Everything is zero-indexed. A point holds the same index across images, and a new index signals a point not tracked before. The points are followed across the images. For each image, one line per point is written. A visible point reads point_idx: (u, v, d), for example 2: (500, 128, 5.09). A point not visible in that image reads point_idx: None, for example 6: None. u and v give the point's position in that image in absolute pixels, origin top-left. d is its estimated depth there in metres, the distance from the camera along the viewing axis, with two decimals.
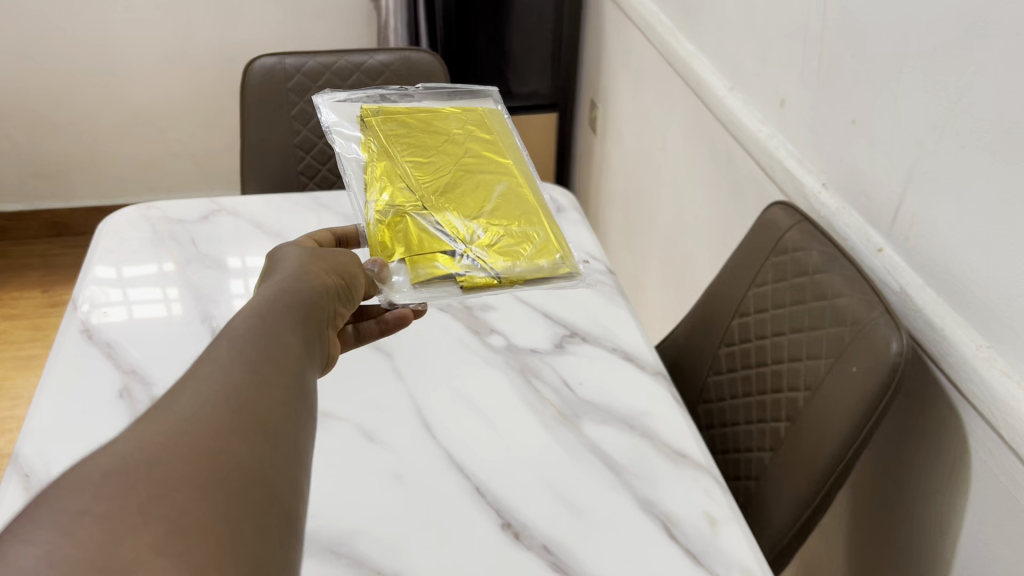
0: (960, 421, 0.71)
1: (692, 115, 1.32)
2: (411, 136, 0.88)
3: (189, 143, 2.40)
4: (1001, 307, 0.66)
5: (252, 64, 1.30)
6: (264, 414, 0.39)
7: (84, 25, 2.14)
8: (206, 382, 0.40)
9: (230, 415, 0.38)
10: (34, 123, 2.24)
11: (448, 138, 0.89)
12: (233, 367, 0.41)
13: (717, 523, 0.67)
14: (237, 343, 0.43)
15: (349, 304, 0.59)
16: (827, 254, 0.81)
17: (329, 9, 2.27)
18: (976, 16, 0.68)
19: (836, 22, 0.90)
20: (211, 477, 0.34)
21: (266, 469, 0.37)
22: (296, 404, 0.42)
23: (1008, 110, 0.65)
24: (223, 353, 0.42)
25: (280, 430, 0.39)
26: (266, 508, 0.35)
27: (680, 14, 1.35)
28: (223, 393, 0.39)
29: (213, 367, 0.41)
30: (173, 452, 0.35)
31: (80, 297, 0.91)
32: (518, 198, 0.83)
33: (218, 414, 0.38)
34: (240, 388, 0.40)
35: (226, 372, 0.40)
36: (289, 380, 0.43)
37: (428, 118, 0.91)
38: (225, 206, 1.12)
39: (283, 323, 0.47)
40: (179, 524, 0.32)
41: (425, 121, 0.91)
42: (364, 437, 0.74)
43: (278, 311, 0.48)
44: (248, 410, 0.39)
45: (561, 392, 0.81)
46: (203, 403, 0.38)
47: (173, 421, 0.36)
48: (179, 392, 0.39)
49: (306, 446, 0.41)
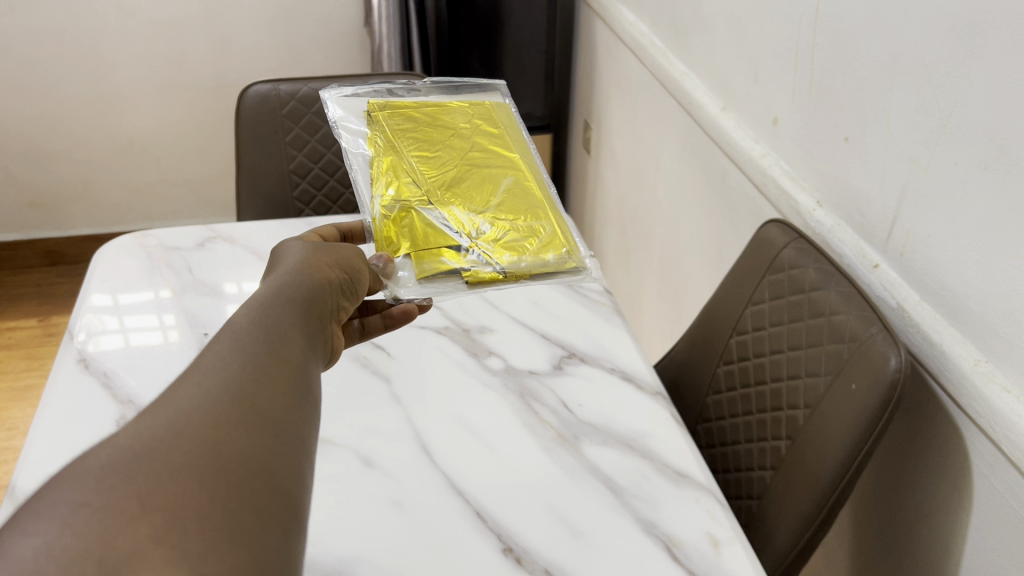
0: (961, 437, 0.71)
1: (686, 135, 1.33)
2: (417, 130, 0.88)
3: (184, 171, 2.41)
4: (998, 321, 0.67)
5: (247, 91, 1.31)
6: (267, 404, 0.39)
7: (79, 53, 2.15)
8: (209, 373, 0.39)
9: (233, 404, 0.38)
10: (30, 152, 2.25)
11: (454, 130, 0.89)
12: (237, 359, 0.41)
13: (720, 544, 0.66)
14: (240, 338, 0.43)
15: (353, 295, 0.58)
16: (823, 270, 0.81)
17: (322, 33, 2.28)
18: (964, 34, 0.69)
19: (826, 43, 0.91)
20: (212, 466, 0.34)
21: (268, 459, 0.37)
22: (301, 398, 0.42)
23: (999, 125, 0.65)
24: (226, 345, 0.42)
25: (284, 422, 0.39)
26: (269, 498, 0.35)
27: (671, 34, 1.37)
28: (227, 385, 0.39)
29: (217, 359, 0.41)
30: (174, 441, 0.34)
31: (76, 325, 0.91)
32: (524, 190, 0.84)
33: (221, 403, 0.37)
34: (242, 378, 0.40)
35: (229, 365, 0.40)
36: (295, 374, 0.42)
37: (436, 111, 0.92)
38: (222, 233, 1.12)
39: (287, 318, 0.47)
40: (179, 513, 0.32)
41: (432, 115, 0.91)
42: (363, 463, 0.73)
43: (283, 305, 0.48)
44: (252, 400, 0.39)
45: (560, 414, 0.81)
46: (206, 394, 0.38)
47: (175, 411, 0.36)
48: (182, 384, 0.39)
49: (310, 438, 0.41)
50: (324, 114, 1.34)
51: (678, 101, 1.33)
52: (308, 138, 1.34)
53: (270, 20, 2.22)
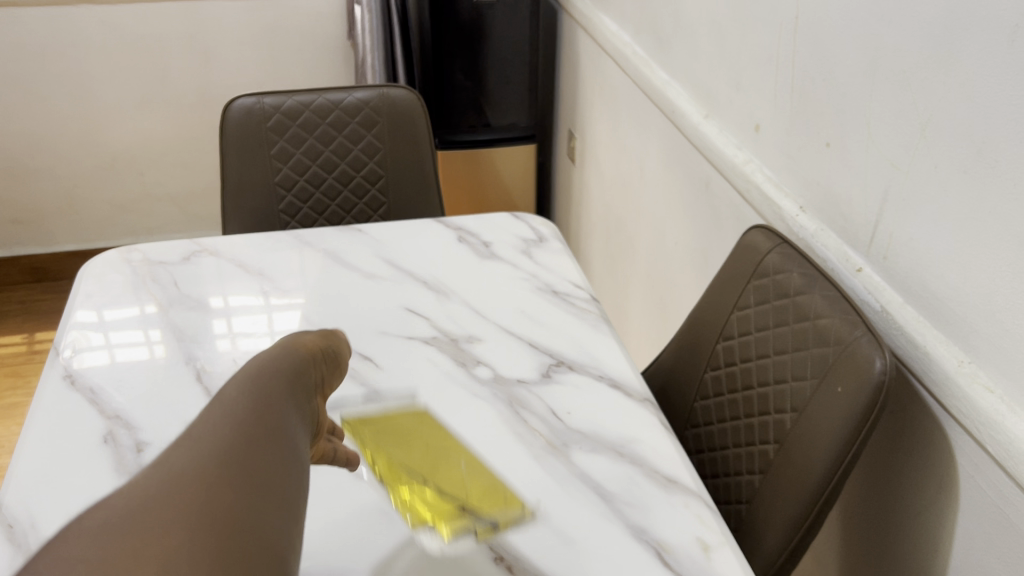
0: (947, 437, 0.71)
1: (669, 143, 1.34)
2: (393, 438, 0.76)
3: (169, 186, 2.40)
4: (980, 322, 0.67)
5: (231, 105, 1.30)
6: (256, 465, 0.39)
7: (62, 69, 2.15)
8: (201, 437, 0.40)
9: (225, 465, 0.38)
10: (14, 171, 2.23)
11: (427, 451, 0.75)
12: (228, 422, 0.41)
13: (710, 548, 0.67)
14: (232, 402, 0.43)
15: (342, 372, 0.58)
16: (808, 275, 0.82)
17: (305, 48, 2.29)
18: (942, 38, 0.70)
19: (805, 51, 0.92)
20: (203, 520, 0.34)
21: (257, 516, 0.37)
22: (288, 463, 0.42)
23: (978, 128, 0.66)
24: (217, 411, 0.42)
25: (272, 481, 0.39)
26: (258, 554, 0.35)
27: (653, 44, 1.38)
28: (218, 448, 0.39)
29: (208, 423, 0.41)
30: (166, 501, 0.35)
31: (61, 342, 0.91)
32: (484, 491, 0.71)
33: (212, 464, 0.38)
34: (233, 441, 0.40)
35: (220, 428, 0.41)
36: (283, 442, 0.43)
37: (403, 432, 0.77)
38: (209, 247, 1.12)
39: (275, 385, 0.47)
40: (174, 563, 0.32)
41: (399, 435, 0.77)
42: (353, 474, 0.73)
43: (273, 373, 0.48)
44: (243, 464, 0.39)
45: (550, 422, 0.81)
46: (197, 455, 0.38)
47: (167, 474, 0.36)
48: (175, 447, 0.39)
49: (297, 502, 0.41)
50: (309, 126, 1.34)
51: (661, 109, 1.34)
52: (293, 150, 1.34)
53: (253, 34, 2.23)
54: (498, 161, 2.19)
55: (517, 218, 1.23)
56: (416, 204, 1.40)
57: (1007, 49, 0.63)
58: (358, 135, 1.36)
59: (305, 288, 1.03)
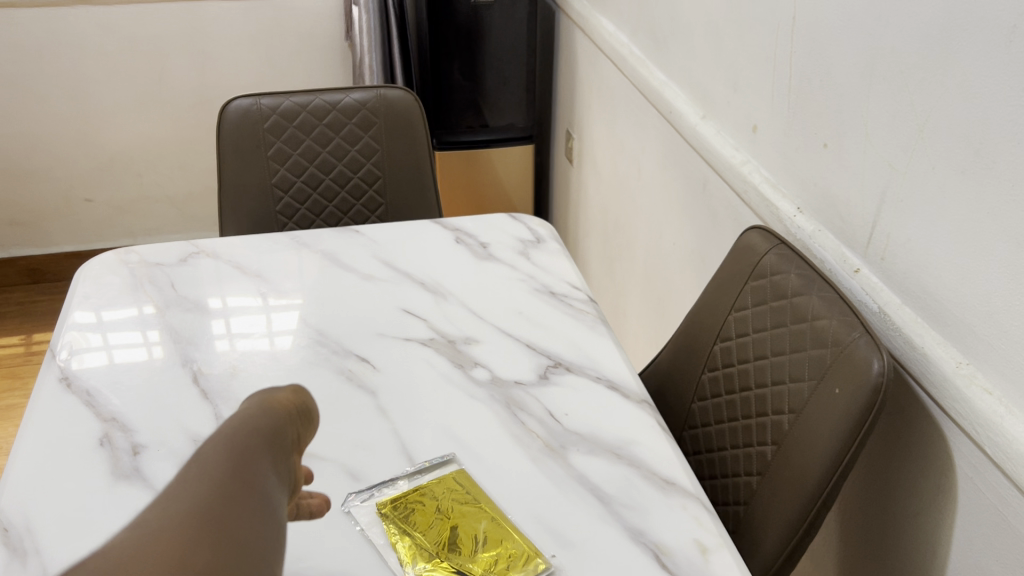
0: (944, 438, 0.71)
1: (667, 144, 1.33)
2: (423, 519, 0.69)
3: (168, 187, 2.39)
4: (978, 323, 0.67)
5: (228, 106, 1.30)
6: (215, 546, 0.37)
7: (60, 70, 2.15)
8: (158, 518, 0.37)
9: (178, 549, 0.35)
10: (11, 171, 2.23)
11: (444, 520, 0.69)
12: (191, 500, 0.39)
13: (708, 550, 0.67)
14: (196, 476, 0.40)
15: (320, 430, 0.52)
16: (806, 276, 0.82)
17: (303, 48, 2.29)
18: (939, 39, 0.69)
19: (802, 52, 0.92)
20: None
21: None
22: (255, 537, 0.39)
23: (976, 128, 0.66)
24: (180, 486, 0.40)
25: (235, 567, 0.37)
26: None
27: (650, 44, 1.38)
28: (174, 529, 0.36)
29: (167, 503, 0.38)
30: None
31: (58, 344, 0.90)
32: (507, 557, 0.65)
33: (164, 548, 0.35)
34: (191, 521, 0.37)
35: (180, 507, 0.38)
36: (253, 515, 0.40)
37: (417, 503, 0.70)
38: (206, 248, 1.12)
39: (249, 450, 0.44)
40: None
41: (413, 508, 0.70)
42: (349, 476, 0.73)
43: (249, 437, 0.45)
44: (201, 546, 0.36)
45: (548, 424, 0.81)
46: (150, 539, 0.36)
47: (114, 561, 0.34)
48: (130, 529, 0.37)
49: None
50: (306, 127, 1.34)
51: (658, 110, 1.34)
52: (290, 151, 1.34)
53: (250, 34, 2.22)
54: (497, 161, 2.19)
55: (515, 218, 1.22)
56: (414, 205, 1.40)
57: (1006, 50, 0.62)
58: (356, 135, 1.36)
59: (302, 289, 1.03)
